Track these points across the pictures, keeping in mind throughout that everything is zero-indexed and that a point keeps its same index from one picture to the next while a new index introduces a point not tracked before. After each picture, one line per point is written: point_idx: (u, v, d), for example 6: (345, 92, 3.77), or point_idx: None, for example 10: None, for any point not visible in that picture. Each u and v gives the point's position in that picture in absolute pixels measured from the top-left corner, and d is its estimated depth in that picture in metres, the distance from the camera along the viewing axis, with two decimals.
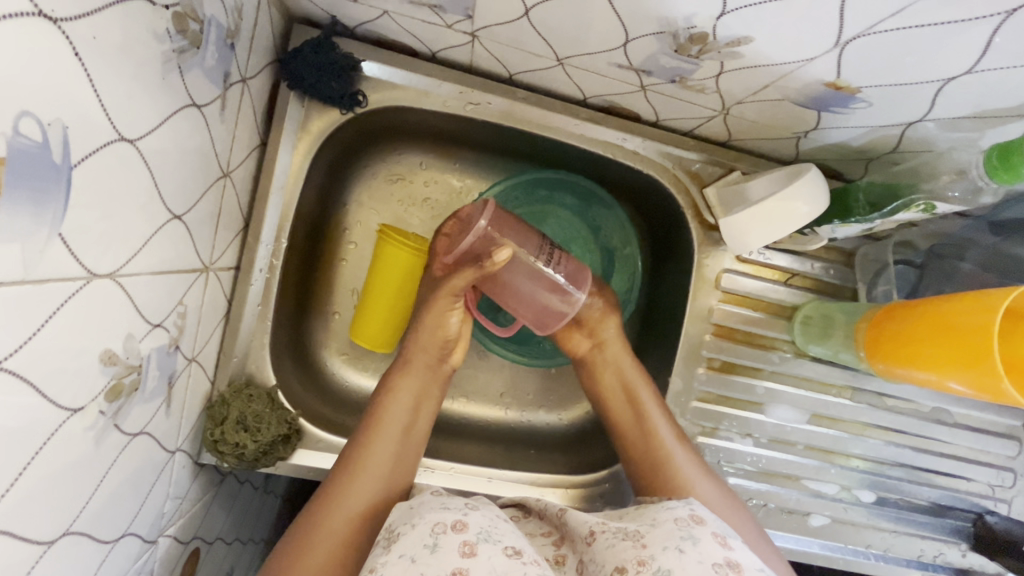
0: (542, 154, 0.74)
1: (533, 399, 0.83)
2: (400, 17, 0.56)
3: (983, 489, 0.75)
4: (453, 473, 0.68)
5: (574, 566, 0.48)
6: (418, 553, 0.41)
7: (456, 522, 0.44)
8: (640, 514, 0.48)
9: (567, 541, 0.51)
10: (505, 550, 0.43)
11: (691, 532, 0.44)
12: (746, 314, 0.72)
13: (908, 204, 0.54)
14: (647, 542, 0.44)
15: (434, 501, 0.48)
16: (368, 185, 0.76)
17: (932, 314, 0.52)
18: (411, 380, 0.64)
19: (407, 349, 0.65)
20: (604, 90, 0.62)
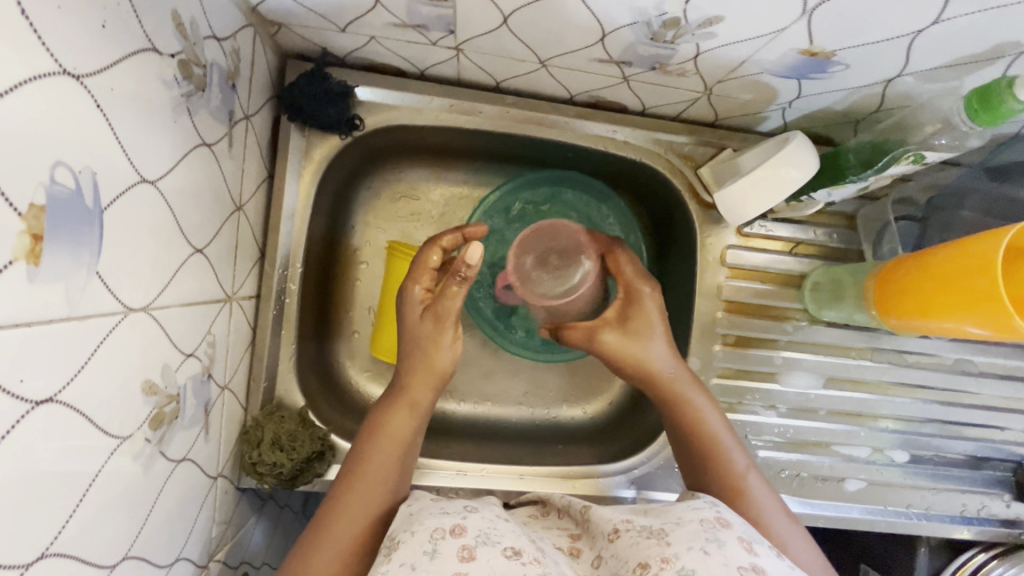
0: (537, 155, 0.76)
1: (555, 395, 0.84)
2: (387, 41, 0.59)
3: (1018, 437, 0.75)
4: (481, 475, 0.70)
5: (590, 559, 0.49)
6: (417, 560, 0.43)
7: (456, 527, 0.46)
8: (664, 513, 0.49)
9: (582, 536, 0.53)
10: (504, 551, 0.44)
11: (716, 534, 0.44)
12: (755, 287, 0.72)
13: (898, 157, 0.54)
14: (671, 540, 0.44)
15: (433, 507, 0.50)
16: (373, 206, 0.79)
17: (937, 260, 0.53)
18: (400, 403, 0.61)
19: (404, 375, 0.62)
20: (588, 86, 0.64)
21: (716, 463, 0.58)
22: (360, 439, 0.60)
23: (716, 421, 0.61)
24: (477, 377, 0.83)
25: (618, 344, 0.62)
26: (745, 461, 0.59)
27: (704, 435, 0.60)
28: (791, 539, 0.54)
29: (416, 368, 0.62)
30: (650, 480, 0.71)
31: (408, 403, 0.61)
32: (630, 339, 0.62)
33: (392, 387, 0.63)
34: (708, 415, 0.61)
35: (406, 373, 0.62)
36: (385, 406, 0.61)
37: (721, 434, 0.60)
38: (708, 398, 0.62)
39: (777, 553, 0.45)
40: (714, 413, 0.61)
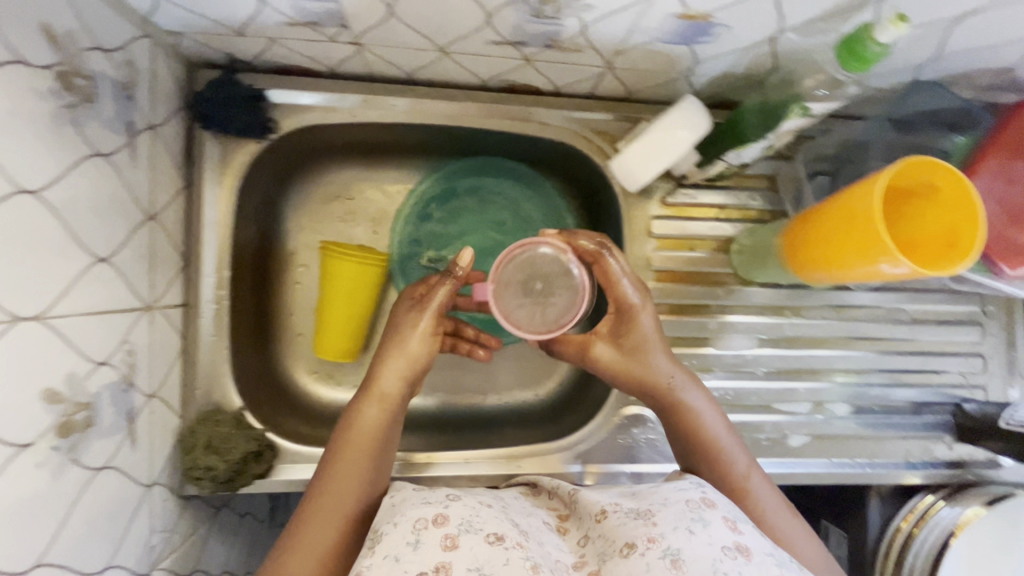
0: (462, 144, 0.76)
1: (505, 381, 0.85)
2: (288, 42, 0.60)
3: (956, 379, 0.77)
4: (431, 461, 0.71)
5: (578, 539, 0.50)
6: (400, 552, 0.43)
7: (437, 516, 0.46)
8: (651, 494, 0.50)
9: (571, 517, 0.54)
10: (486, 537, 0.44)
11: (702, 515, 0.45)
12: (683, 255, 0.74)
13: (787, 112, 0.55)
14: (657, 520, 0.45)
15: (415, 496, 0.50)
16: (306, 208, 0.79)
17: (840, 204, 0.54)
18: (380, 402, 0.60)
19: (381, 371, 0.62)
20: (495, 71, 0.65)
21: (715, 460, 0.57)
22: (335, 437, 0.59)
23: (713, 417, 0.59)
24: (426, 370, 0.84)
25: (606, 352, 0.62)
26: (745, 460, 0.58)
27: (700, 429, 0.59)
28: (790, 536, 0.54)
29: (395, 365, 0.62)
30: (597, 453, 0.72)
31: (377, 400, 0.60)
32: (620, 351, 0.62)
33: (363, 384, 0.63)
34: (706, 413, 0.60)
35: (378, 376, 0.62)
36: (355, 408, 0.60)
37: (721, 434, 0.59)
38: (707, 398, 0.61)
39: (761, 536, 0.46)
40: (713, 415, 0.60)
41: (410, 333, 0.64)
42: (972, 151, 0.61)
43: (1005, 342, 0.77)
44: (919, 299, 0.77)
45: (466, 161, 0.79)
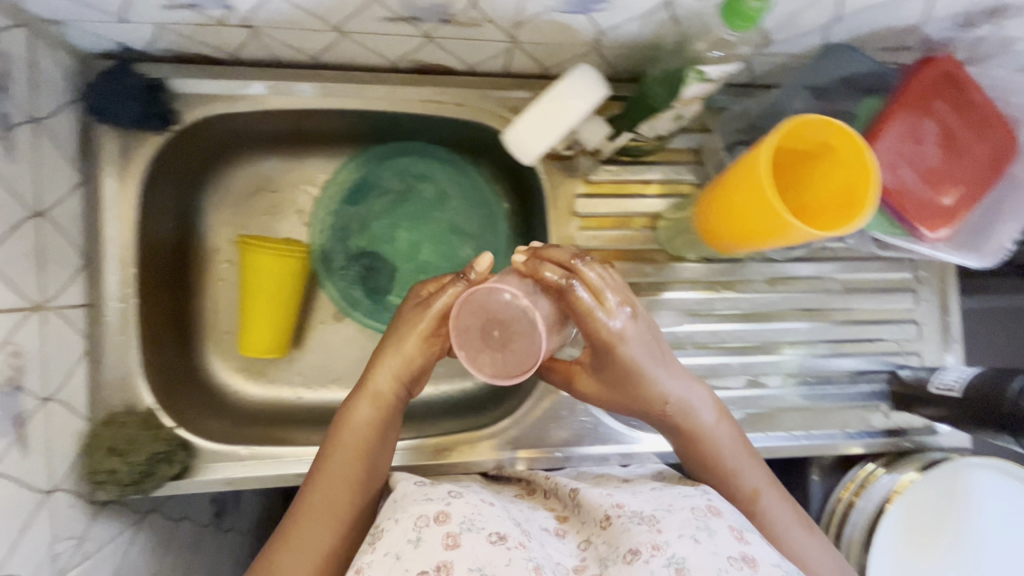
0: (381, 129, 0.75)
1: (443, 369, 0.84)
2: (176, 27, 0.57)
3: (892, 346, 0.77)
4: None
5: (578, 541, 0.53)
6: (402, 549, 0.46)
7: (439, 514, 0.49)
8: (655, 499, 0.53)
9: (570, 518, 0.56)
10: (488, 537, 0.47)
11: (707, 524, 0.48)
12: (610, 233, 0.72)
13: (684, 78, 0.53)
14: (662, 527, 0.48)
15: (417, 492, 0.53)
16: (227, 203, 0.78)
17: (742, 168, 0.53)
18: (376, 404, 0.58)
19: (372, 369, 0.59)
20: (401, 50, 0.63)
21: (712, 478, 0.60)
22: (330, 431, 0.59)
23: (726, 433, 0.60)
24: (361, 364, 0.82)
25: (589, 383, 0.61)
26: (754, 483, 0.59)
27: (712, 451, 0.59)
28: (806, 551, 0.56)
29: (388, 363, 0.59)
30: (526, 438, 0.71)
31: (370, 397, 0.58)
32: (606, 386, 0.60)
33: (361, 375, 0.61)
34: (719, 432, 0.60)
35: (370, 372, 0.59)
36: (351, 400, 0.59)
37: (724, 460, 0.59)
38: (722, 416, 0.61)
39: (766, 543, 0.49)
40: (717, 446, 0.59)
41: (405, 336, 0.57)
42: (879, 113, 0.61)
43: (937, 305, 0.77)
44: (849, 267, 0.77)
45: (388, 147, 0.77)
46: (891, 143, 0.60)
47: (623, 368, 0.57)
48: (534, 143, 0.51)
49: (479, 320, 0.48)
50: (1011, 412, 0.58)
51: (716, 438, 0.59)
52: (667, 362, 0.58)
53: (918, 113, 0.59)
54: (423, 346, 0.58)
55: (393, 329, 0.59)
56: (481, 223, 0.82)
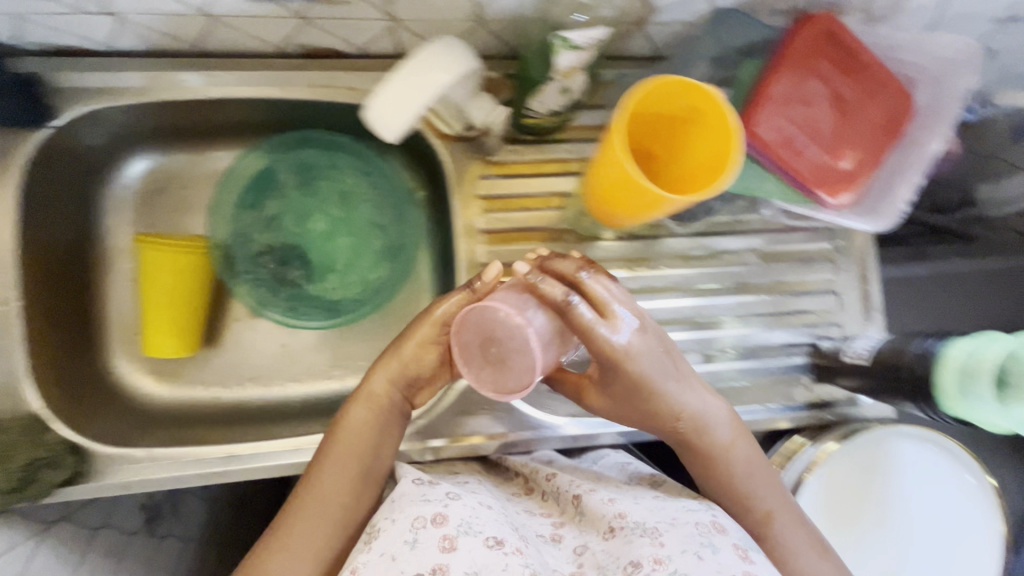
0: (279, 118, 0.73)
1: (365, 362, 0.82)
2: (35, 17, 0.56)
3: (814, 318, 0.75)
4: (257, 453, 0.65)
5: (572, 546, 0.55)
6: (399, 550, 0.49)
7: (436, 516, 0.51)
8: (659, 511, 0.55)
9: (567, 522, 0.58)
10: (485, 541, 0.50)
11: (711, 540, 0.51)
12: (517, 214, 0.71)
13: (553, 46, 0.52)
14: (664, 541, 0.50)
15: (415, 492, 0.55)
16: (127, 201, 0.76)
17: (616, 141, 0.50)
18: (378, 411, 0.61)
19: (375, 375, 0.62)
20: (281, 34, 0.62)
21: (723, 495, 0.59)
22: (329, 433, 0.61)
23: (744, 451, 0.60)
24: (278, 360, 0.81)
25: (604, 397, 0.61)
26: (768, 505, 0.58)
27: (725, 464, 0.59)
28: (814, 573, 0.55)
29: (386, 367, 0.62)
30: (437, 427, 0.69)
31: (365, 401, 0.61)
32: (621, 401, 0.60)
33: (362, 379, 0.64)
34: (737, 447, 0.60)
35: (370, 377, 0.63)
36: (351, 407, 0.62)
37: (739, 480, 0.59)
38: (742, 432, 0.61)
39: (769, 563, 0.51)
40: (735, 469, 0.59)
41: (408, 340, 0.62)
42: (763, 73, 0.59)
43: (856, 275, 0.76)
44: (766, 239, 0.76)
45: (285, 137, 0.76)
46: (779, 103, 0.58)
47: (631, 384, 0.57)
48: (395, 117, 0.48)
49: (479, 336, 0.50)
50: (911, 375, 0.57)
51: (730, 452, 0.59)
52: (680, 376, 0.59)
53: (807, 77, 0.58)
54: (426, 350, 0.62)
55: (399, 337, 0.63)
56: (392, 209, 0.80)
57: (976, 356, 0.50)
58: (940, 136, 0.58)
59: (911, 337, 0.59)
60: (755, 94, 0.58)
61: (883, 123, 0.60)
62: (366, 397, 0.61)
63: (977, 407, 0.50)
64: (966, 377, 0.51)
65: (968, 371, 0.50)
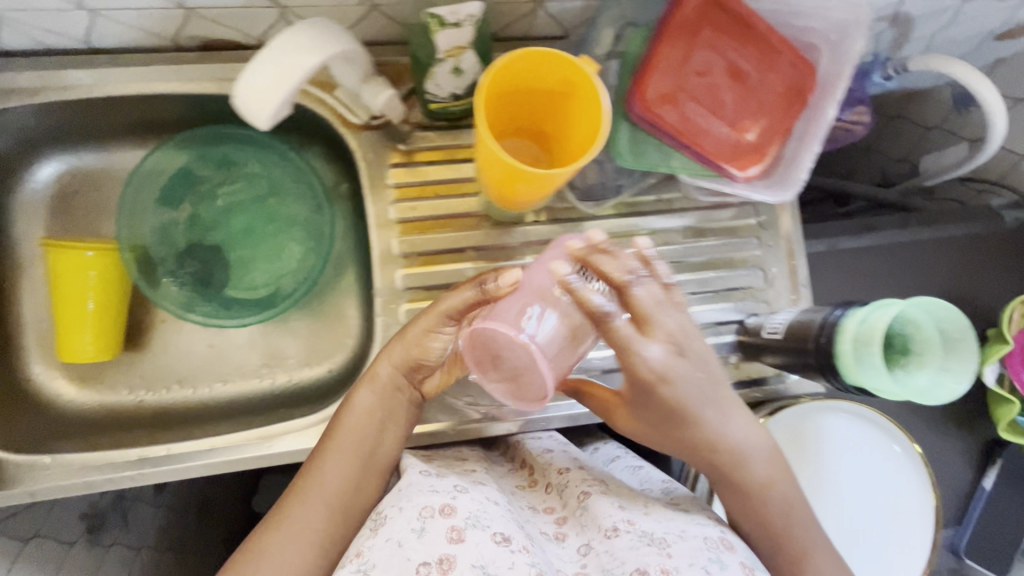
0: (187, 114, 0.72)
1: (296, 360, 0.81)
2: None
3: (740, 295, 0.74)
4: (169, 455, 0.64)
5: (576, 545, 0.59)
6: (406, 537, 0.52)
7: (444, 508, 0.55)
8: (667, 522, 0.58)
9: (569, 520, 0.62)
10: (492, 536, 0.53)
11: (719, 556, 0.54)
12: (430, 202, 0.69)
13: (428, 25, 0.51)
14: (672, 552, 0.54)
15: (422, 483, 0.59)
16: (39, 206, 0.74)
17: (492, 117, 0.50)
18: (382, 403, 0.63)
19: (385, 370, 0.64)
20: (172, 27, 0.61)
21: (755, 530, 0.59)
22: (335, 418, 0.64)
23: (783, 486, 0.58)
24: (205, 361, 0.80)
25: (638, 422, 0.59)
26: (804, 543, 0.57)
27: (762, 496, 0.57)
28: None
29: (391, 356, 0.64)
30: None
31: (369, 386, 0.63)
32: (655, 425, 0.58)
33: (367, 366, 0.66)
34: (775, 479, 0.58)
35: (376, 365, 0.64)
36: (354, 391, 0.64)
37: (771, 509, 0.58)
38: (782, 464, 0.59)
39: None
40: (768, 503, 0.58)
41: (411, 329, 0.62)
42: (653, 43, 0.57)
43: (783, 251, 0.75)
44: (691, 218, 0.74)
45: (192, 135, 0.72)
46: (667, 78, 0.57)
47: (665, 413, 0.55)
48: (267, 105, 0.47)
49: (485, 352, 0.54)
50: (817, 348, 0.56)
51: (764, 485, 0.57)
52: (721, 404, 0.56)
53: (698, 47, 0.57)
54: (427, 343, 0.63)
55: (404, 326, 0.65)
56: (311, 202, 0.77)
57: (866, 325, 0.50)
58: (836, 101, 0.56)
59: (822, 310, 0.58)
60: (645, 65, 0.57)
61: (783, 91, 0.59)
62: (373, 386, 0.63)
63: (873, 377, 0.50)
64: (858, 348, 0.51)
65: (860, 341, 0.50)
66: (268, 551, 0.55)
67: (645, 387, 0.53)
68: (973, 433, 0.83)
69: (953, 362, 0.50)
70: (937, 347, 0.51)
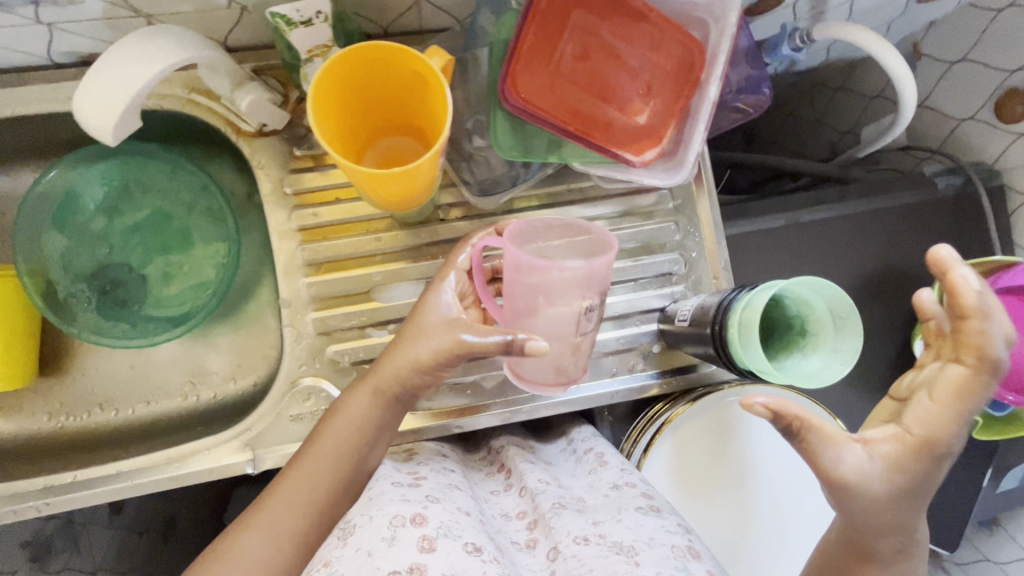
0: (80, 131, 0.70)
1: (221, 375, 0.80)
2: None
3: (660, 282, 0.73)
4: (73, 482, 0.63)
5: (546, 551, 0.56)
6: (376, 546, 0.49)
7: (415, 517, 0.52)
8: (638, 529, 0.56)
9: (539, 526, 0.60)
10: (464, 546, 0.50)
11: (685, 564, 0.52)
12: (330, 208, 0.67)
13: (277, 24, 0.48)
14: (639, 561, 0.52)
15: (393, 492, 0.56)
16: None
17: (341, 117, 0.47)
18: (383, 412, 0.62)
19: (386, 380, 0.61)
20: (40, 44, 0.59)
21: None
22: (326, 416, 0.62)
23: None
24: (127, 382, 0.79)
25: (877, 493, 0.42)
26: None
27: None
28: None
29: (390, 364, 0.60)
30: (267, 437, 0.66)
31: (371, 389, 0.61)
32: (879, 504, 0.42)
33: (370, 365, 0.63)
34: None
35: (382, 366, 0.60)
36: (351, 391, 0.62)
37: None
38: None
39: None
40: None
41: (415, 340, 0.59)
42: (530, 30, 0.55)
43: (703, 234, 0.73)
44: (607, 207, 0.72)
45: (85, 151, 0.69)
46: (542, 67, 0.56)
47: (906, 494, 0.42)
48: (107, 113, 0.46)
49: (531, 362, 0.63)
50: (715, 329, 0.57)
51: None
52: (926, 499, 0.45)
53: (575, 32, 0.56)
54: (428, 363, 0.58)
55: (404, 327, 0.61)
56: (219, 214, 0.75)
57: (749, 308, 0.53)
58: (718, 77, 0.55)
59: (721, 292, 0.61)
60: (517, 53, 0.55)
61: (670, 71, 0.57)
62: (376, 399, 0.61)
63: (753, 355, 0.52)
64: (743, 329, 0.53)
65: (743, 322, 0.53)
66: (236, 551, 0.55)
67: (932, 463, 0.42)
68: None
69: (844, 342, 0.50)
70: (829, 326, 0.51)
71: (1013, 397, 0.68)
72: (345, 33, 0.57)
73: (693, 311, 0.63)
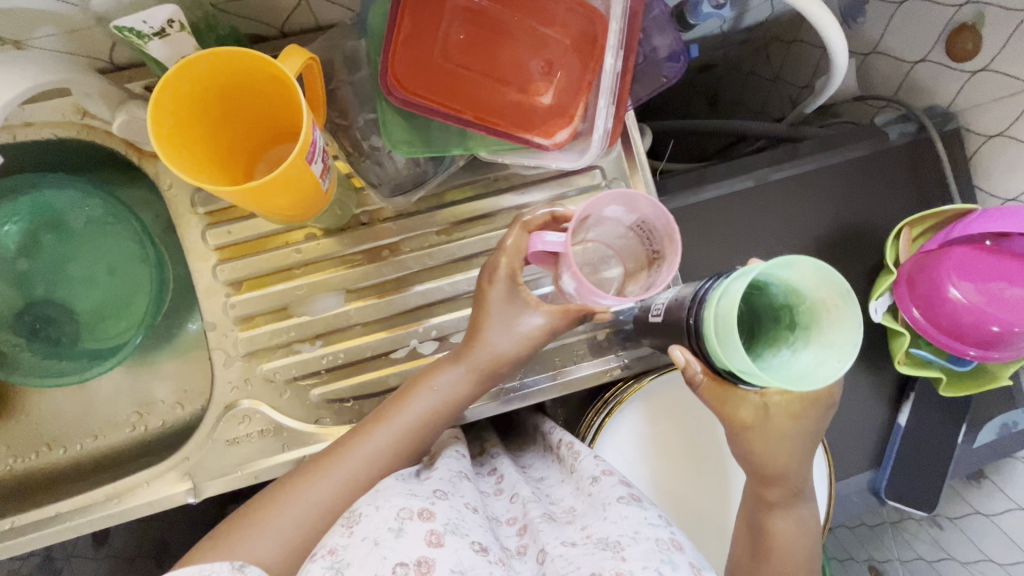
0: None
1: (167, 400, 0.78)
2: None
3: None
4: (15, 527, 0.63)
5: (535, 556, 0.51)
6: (381, 535, 0.44)
7: (423, 510, 0.46)
8: (620, 523, 0.52)
9: (529, 530, 0.54)
10: (471, 544, 0.45)
11: (671, 557, 0.48)
12: (245, 224, 0.65)
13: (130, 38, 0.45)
14: (626, 556, 0.48)
15: (401, 485, 0.50)
16: None
17: (201, 124, 0.45)
18: (470, 393, 0.59)
19: (484, 360, 0.58)
20: None
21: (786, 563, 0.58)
22: (408, 385, 0.59)
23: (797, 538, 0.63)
24: (73, 418, 0.77)
25: (781, 426, 0.57)
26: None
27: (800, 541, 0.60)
28: None
29: (487, 344, 0.58)
30: (206, 465, 0.64)
31: (468, 369, 0.58)
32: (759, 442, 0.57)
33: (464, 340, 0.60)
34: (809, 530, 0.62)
35: (477, 347, 0.58)
36: (445, 367, 0.59)
37: (801, 544, 0.59)
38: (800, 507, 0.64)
39: None
40: (802, 533, 0.59)
41: (511, 317, 0.57)
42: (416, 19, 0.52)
43: None
44: (536, 193, 0.68)
45: None
46: (434, 57, 0.53)
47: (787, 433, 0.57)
48: None
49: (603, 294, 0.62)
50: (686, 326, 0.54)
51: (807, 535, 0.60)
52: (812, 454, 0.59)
53: (461, 15, 0.53)
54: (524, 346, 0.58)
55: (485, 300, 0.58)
56: (138, 240, 0.73)
57: (724, 299, 0.49)
58: (614, 48, 0.52)
59: (694, 283, 0.57)
60: (399, 45, 0.52)
61: (570, 44, 0.54)
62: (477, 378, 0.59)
63: (734, 357, 0.48)
64: (721, 328, 0.49)
65: (720, 316, 0.49)
66: (256, 531, 0.49)
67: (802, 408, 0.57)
68: (884, 370, 0.80)
69: (834, 337, 0.46)
70: (817, 318, 0.48)
71: (974, 351, 0.65)
72: (223, 41, 0.53)
73: (666, 305, 0.59)
